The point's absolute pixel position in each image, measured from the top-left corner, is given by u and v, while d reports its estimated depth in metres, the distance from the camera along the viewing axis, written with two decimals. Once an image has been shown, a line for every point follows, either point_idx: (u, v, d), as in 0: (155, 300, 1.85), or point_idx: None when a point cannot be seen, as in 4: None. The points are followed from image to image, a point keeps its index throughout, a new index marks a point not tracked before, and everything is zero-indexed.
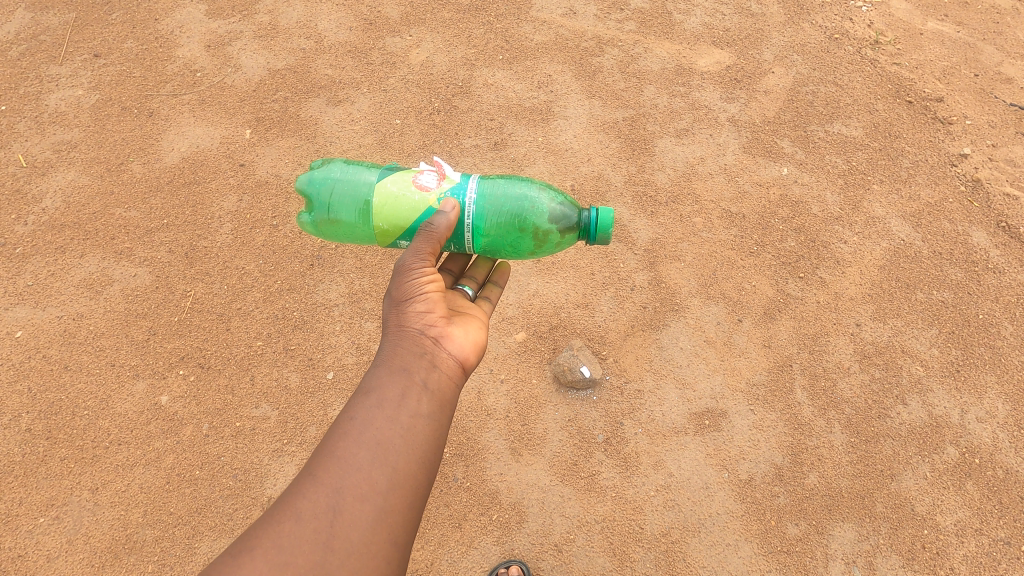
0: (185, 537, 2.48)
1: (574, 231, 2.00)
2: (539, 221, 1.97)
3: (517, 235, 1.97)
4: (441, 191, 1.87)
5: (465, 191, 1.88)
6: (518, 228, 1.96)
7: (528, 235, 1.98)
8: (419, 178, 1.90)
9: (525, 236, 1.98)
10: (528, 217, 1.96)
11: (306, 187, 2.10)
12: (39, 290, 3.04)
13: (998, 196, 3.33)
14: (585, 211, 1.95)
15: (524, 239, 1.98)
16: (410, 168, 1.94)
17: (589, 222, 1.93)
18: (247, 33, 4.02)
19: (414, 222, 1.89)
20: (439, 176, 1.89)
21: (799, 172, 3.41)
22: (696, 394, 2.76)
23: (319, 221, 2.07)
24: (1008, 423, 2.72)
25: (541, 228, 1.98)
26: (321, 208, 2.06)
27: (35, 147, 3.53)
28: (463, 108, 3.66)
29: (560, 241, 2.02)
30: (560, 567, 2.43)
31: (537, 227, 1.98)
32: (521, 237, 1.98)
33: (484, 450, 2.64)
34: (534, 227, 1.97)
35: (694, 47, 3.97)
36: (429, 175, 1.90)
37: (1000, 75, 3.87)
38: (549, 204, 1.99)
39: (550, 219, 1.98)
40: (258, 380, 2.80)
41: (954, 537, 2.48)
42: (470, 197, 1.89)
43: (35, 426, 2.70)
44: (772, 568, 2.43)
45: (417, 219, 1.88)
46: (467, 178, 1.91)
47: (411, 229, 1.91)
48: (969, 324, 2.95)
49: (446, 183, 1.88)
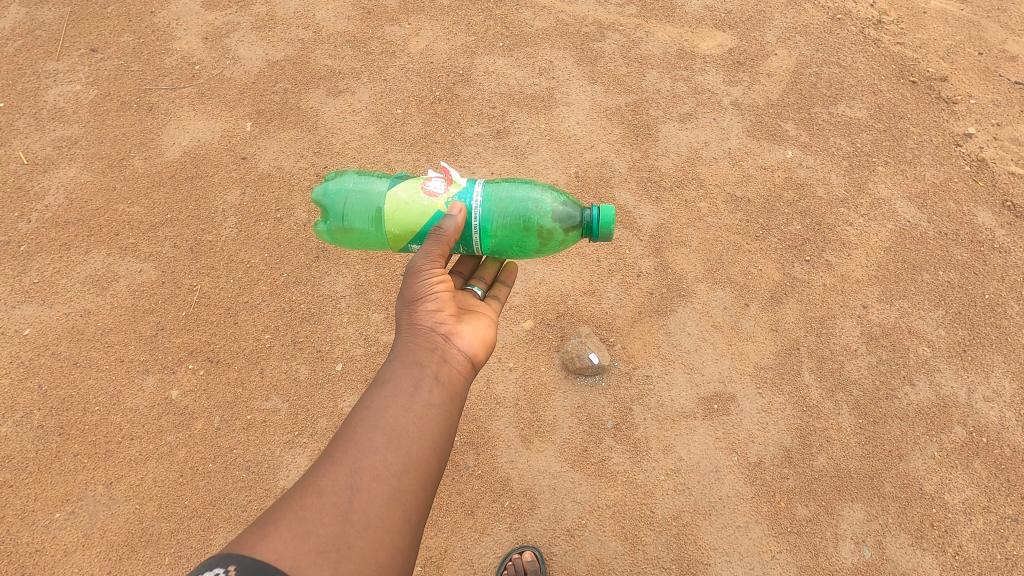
0: (201, 529, 2.50)
1: (578, 229, 1.99)
2: (543, 223, 1.98)
3: (521, 237, 1.98)
4: (449, 196, 1.87)
5: (471, 195, 1.87)
6: (521, 227, 1.97)
7: (533, 236, 1.98)
8: (428, 185, 1.90)
9: (529, 237, 1.98)
10: (531, 220, 1.98)
11: (321, 198, 2.13)
12: (45, 287, 3.04)
13: (1003, 175, 3.32)
14: (587, 209, 1.94)
15: (529, 239, 1.98)
16: (419, 176, 1.94)
17: (592, 219, 1.91)
18: (245, 24, 3.99)
19: (424, 227, 1.88)
20: (446, 182, 1.90)
21: (804, 155, 3.40)
22: (705, 378, 2.77)
23: (335, 230, 2.08)
24: (1015, 401, 2.73)
25: (544, 228, 1.98)
26: (337, 216, 2.07)
27: (35, 143, 3.51)
28: (464, 96, 3.64)
29: (564, 240, 2.01)
30: (573, 551, 2.46)
31: (541, 229, 1.98)
32: (526, 239, 1.98)
33: (494, 438, 2.66)
34: (537, 227, 1.98)
35: (695, 30, 3.94)
36: (437, 182, 1.91)
37: (1004, 52, 3.85)
38: (552, 205, 1.99)
39: (554, 218, 1.98)
40: (267, 372, 2.81)
41: (962, 514, 2.50)
42: (476, 200, 1.87)
43: (47, 423, 2.71)
44: (782, 548, 2.45)
45: (428, 224, 1.88)
46: (473, 182, 1.90)
47: (422, 234, 1.90)
48: (975, 304, 2.95)
49: (453, 188, 1.89)
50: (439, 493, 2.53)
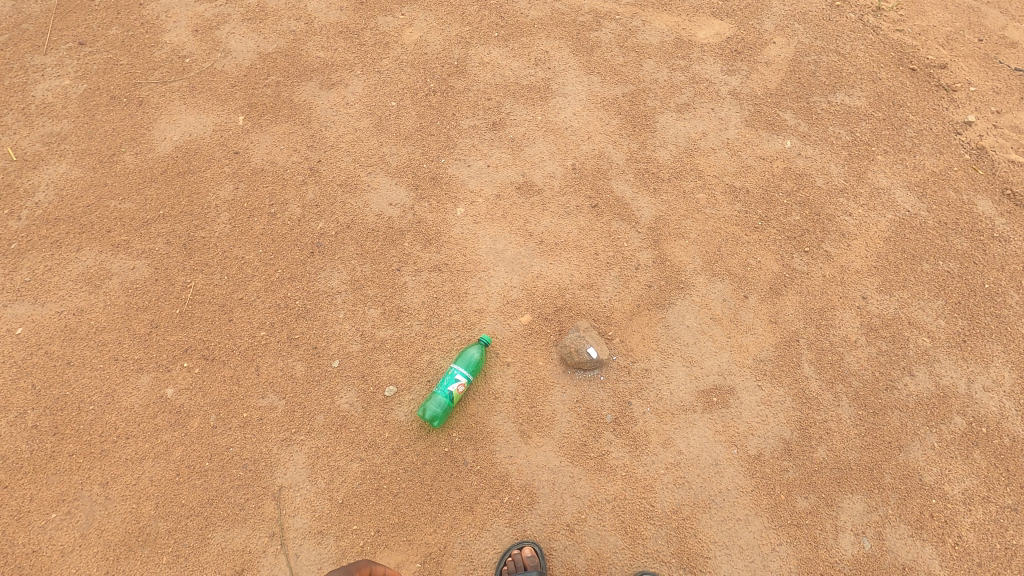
0: (198, 528, 2.48)
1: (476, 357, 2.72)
2: (462, 366, 2.68)
3: (454, 403, 2.65)
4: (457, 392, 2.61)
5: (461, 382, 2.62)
6: (456, 389, 2.59)
7: (462, 392, 2.65)
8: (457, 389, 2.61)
9: (460, 396, 2.67)
10: (457, 365, 2.67)
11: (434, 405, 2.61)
12: (37, 285, 3.00)
13: (1003, 163, 3.30)
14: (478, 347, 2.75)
15: (456, 398, 2.63)
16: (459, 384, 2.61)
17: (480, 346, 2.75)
18: (235, 16, 3.93)
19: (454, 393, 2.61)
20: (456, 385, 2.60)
21: (802, 144, 3.37)
22: (704, 371, 2.75)
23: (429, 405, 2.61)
24: (1014, 391, 2.72)
25: (471, 385, 2.72)
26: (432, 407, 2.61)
27: (24, 139, 3.45)
28: (459, 87, 3.59)
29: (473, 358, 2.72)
30: (573, 546, 2.46)
31: (467, 378, 2.62)
32: (454, 402, 2.64)
33: (493, 433, 2.64)
34: (464, 383, 2.61)
35: (693, 18, 3.90)
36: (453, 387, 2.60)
37: (1004, 39, 3.81)
38: (477, 354, 2.73)
39: (470, 370, 2.69)
40: (263, 369, 2.78)
41: (961, 505, 2.50)
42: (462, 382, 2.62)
43: (41, 423, 2.68)
44: (782, 541, 2.45)
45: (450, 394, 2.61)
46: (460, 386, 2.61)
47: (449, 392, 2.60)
48: (975, 294, 2.93)
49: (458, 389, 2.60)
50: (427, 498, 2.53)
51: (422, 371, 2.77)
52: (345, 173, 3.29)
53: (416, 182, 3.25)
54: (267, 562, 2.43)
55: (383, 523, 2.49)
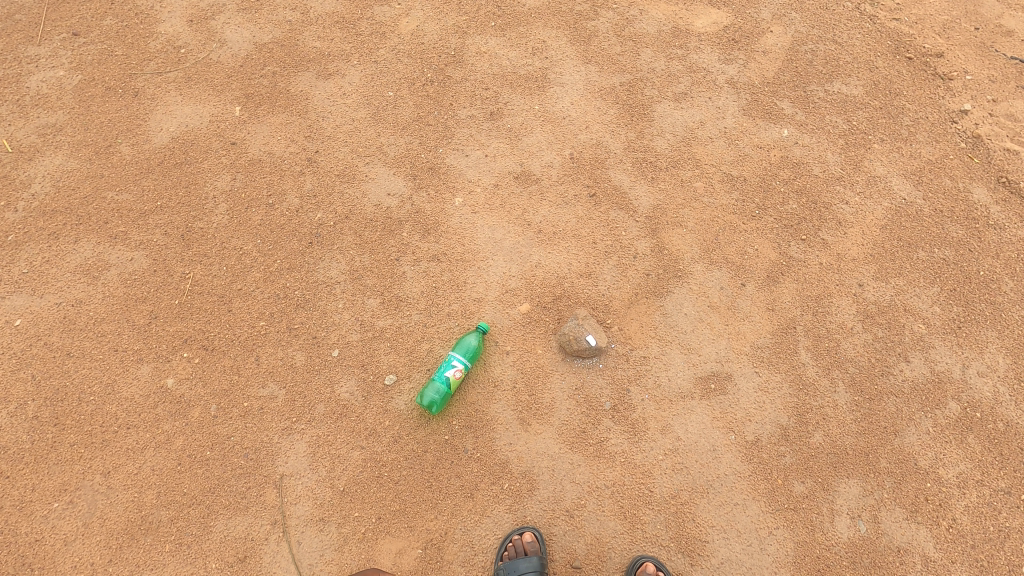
0: (201, 516, 2.50)
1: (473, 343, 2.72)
2: (461, 354, 2.69)
3: (452, 390, 2.65)
4: (455, 379, 2.61)
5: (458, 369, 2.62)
6: (453, 375, 2.60)
7: (460, 379, 2.65)
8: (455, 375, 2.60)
9: (459, 383, 2.67)
10: (456, 352, 2.68)
11: (433, 393, 2.61)
12: (35, 277, 2.99)
13: (998, 151, 3.31)
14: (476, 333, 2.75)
15: (454, 385, 2.63)
16: (457, 371, 2.61)
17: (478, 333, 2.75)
18: (230, 6, 3.90)
19: (452, 379, 2.61)
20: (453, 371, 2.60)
21: (799, 133, 3.38)
22: (701, 358, 2.77)
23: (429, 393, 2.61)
24: (1008, 377, 2.74)
25: (469, 372, 2.73)
26: (432, 395, 2.61)
27: (20, 131, 3.43)
28: (456, 77, 3.58)
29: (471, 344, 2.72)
30: (573, 531, 2.49)
31: (465, 365, 2.62)
32: (453, 389, 2.64)
33: (493, 421, 2.66)
34: (462, 370, 2.61)
35: (690, 7, 3.89)
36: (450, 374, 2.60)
37: (1000, 27, 3.82)
38: (476, 342, 2.74)
39: (469, 358, 2.70)
40: (263, 359, 2.79)
41: (956, 488, 2.53)
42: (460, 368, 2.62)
43: (42, 414, 2.69)
44: (779, 525, 2.48)
45: (449, 380, 2.60)
46: (458, 372, 2.61)
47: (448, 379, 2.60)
48: (970, 281, 2.96)
49: (456, 376, 2.61)
50: (427, 485, 2.55)
51: (422, 360, 2.78)
52: (343, 164, 3.29)
53: (414, 172, 3.25)
54: (269, 549, 2.45)
55: (383, 510, 2.51)
